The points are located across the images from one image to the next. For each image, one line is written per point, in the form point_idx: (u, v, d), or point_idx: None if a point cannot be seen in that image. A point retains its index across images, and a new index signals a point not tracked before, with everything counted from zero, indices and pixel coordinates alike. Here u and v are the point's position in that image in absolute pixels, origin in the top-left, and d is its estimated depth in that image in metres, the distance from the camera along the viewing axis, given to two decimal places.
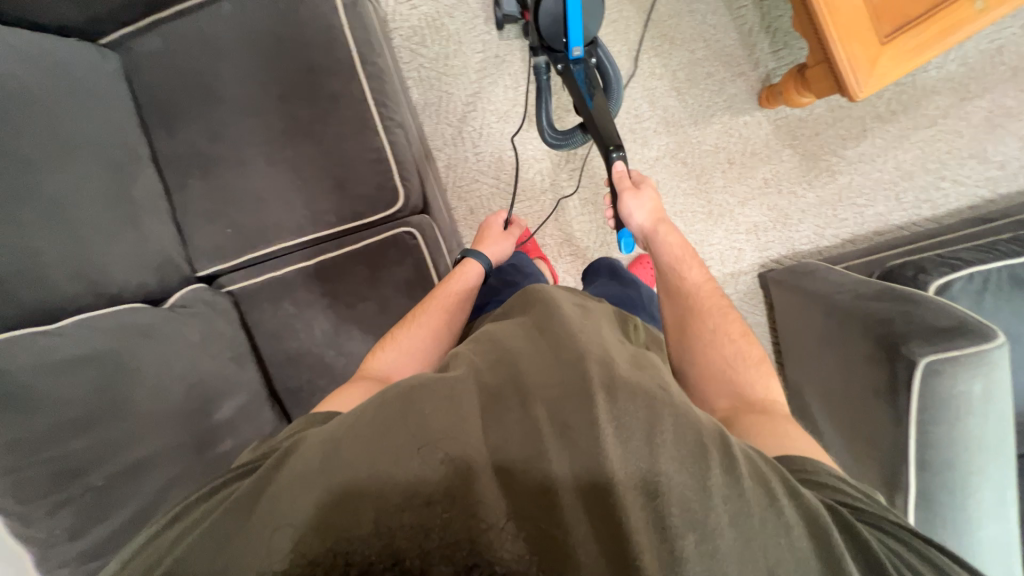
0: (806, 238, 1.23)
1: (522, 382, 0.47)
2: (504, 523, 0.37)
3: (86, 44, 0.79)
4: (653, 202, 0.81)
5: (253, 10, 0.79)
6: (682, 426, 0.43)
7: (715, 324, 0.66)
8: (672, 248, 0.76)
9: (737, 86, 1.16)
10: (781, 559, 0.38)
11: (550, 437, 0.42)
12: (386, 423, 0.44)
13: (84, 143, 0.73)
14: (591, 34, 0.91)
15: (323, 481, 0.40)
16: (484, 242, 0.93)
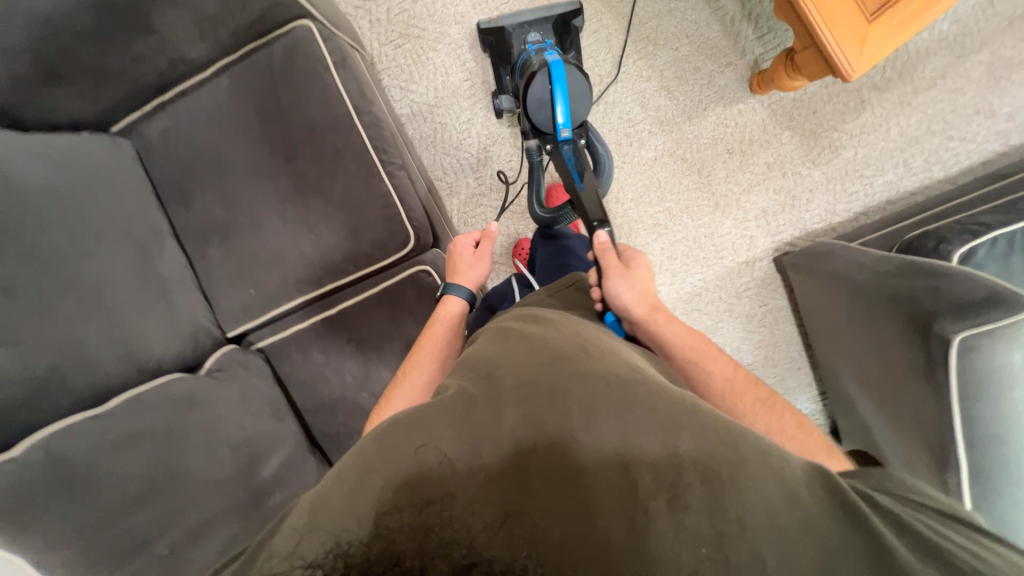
0: (817, 217, 1.22)
1: (499, 382, 0.50)
2: (487, 507, 0.37)
3: (97, 135, 0.81)
4: (642, 279, 0.77)
5: (250, 79, 0.81)
6: (648, 401, 0.46)
7: (767, 424, 0.64)
8: (687, 342, 0.72)
9: (727, 77, 1.16)
10: (754, 510, 0.38)
11: (526, 426, 0.44)
12: (379, 440, 0.46)
13: (109, 229, 0.76)
14: (580, 118, 0.94)
15: (325, 502, 0.41)
16: (458, 273, 0.90)
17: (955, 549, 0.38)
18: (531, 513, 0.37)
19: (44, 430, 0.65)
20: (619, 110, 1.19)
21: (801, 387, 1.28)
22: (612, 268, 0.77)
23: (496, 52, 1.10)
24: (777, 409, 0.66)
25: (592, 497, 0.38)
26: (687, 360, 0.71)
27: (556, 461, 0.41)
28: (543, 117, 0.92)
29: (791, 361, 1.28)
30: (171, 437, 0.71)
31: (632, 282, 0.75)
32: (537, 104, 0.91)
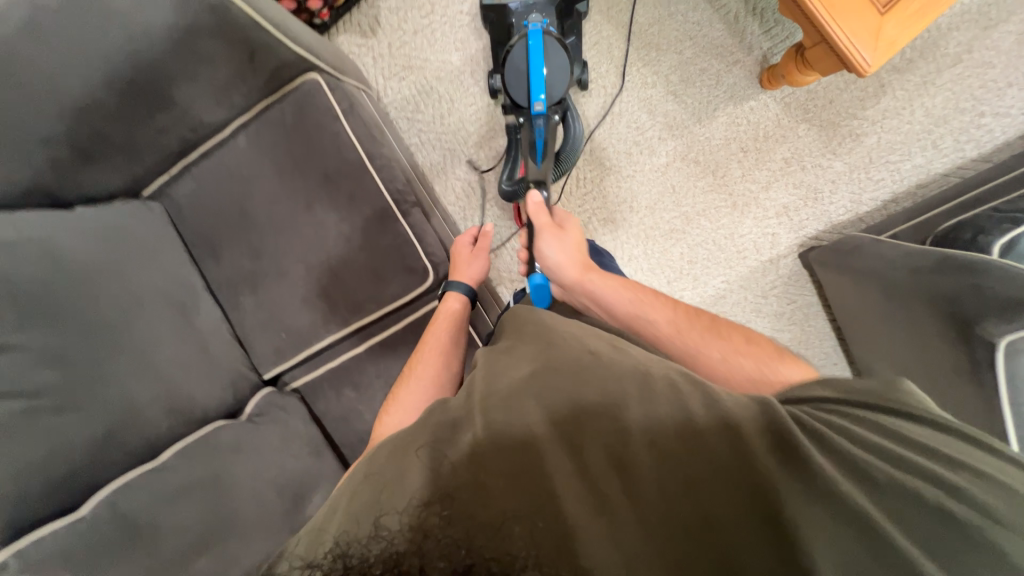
0: (843, 209, 1.18)
1: (473, 387, 0.54)
2: (471, 500, 0.41)
3: (132, 201, 0.86)
4: (568, 238, 0.89)
5: (267, 135, 0.85)
6: (602, 383, 0.50)
7: (720, 351, 0.66)
8: (621, 288, 0.78)
9: (735, 75, 1.13)
10: (708, 484, 0.42)
11: (499, 415, 0.47)
12: (374, 454, 0.49)
13: (149, 291, 0.81)
14: (558, 95, 0.95)
15: (332, 507, 0.44)
16: (459, 269, 0.93)
17: (907, 480, 0.41)
18: (519, 511, 0.41)
19: (107, 488, 0.69)
20: (626, 120, 1.18)
21: None
22: (544, 227, 0.90)
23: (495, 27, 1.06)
24: (724, 333, 0.68)
25: (551, 482, 0.42)
26: (624, 304, 0.76)
27: (526, 448, 0.44)
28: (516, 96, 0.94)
29: (827, 358, 1.25)
30: (221, 484, 0.75)
31: (560, 239, 0.88)
32: (512, 83, 0.92)
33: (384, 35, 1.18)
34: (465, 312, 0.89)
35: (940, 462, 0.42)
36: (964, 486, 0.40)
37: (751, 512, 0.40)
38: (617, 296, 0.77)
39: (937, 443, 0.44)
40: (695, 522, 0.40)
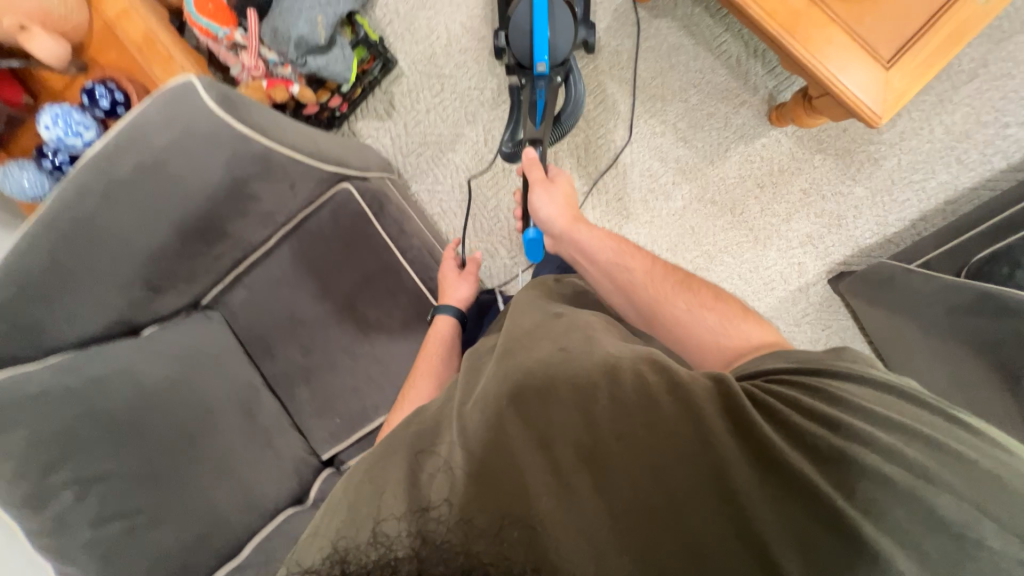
0: (868, 232, 1.17)
1: (454, 401, 0.59)
2: (465, 503, 0.47)
3: (195, 314, 0.94)
4: (563, 192, 0.88)
5: (308, 243, 0.92)
6: (575, 383, 0.53)
7: (687, 303, 0.70)
8: (610, 243, 0.80)
9: (743, 115, 1.14)
10: (669, 473, 0.47)
11: (483, 423, 0.52)
12: (363, 467, 0.55)
13: (217, 398, 0.88)
14: (561, 56, 0.94)
15: (337, 509, 0.51)
16: (449, 293, 0.94)
17: (863, 454, 0.46)
18: (512, 511, 0.46)
19: None
20: (637, 168, 1.20)
21: None
22: (538, 182, 0.87)
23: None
24: (695, 287, 0.72)
25: (526, 483, 0.47)
26: (608, 259, 0.78)
27: (513, 455, 0.49)
28: (522, 49, 0.93)
29: None
30: None
31: (554, 194, 0.86)
32: (519, 36, 0.92)
33: (400, 116, 1.22)
34: (454, 334, 0.89)
35: (896, 433, 0.47)
36: (913, 452, 0.45)
37: (714, 493, 0.46)
38: (605, 250, 0.79)
39: (879, 406, 0.49)
40: (659, 507, 0.46)
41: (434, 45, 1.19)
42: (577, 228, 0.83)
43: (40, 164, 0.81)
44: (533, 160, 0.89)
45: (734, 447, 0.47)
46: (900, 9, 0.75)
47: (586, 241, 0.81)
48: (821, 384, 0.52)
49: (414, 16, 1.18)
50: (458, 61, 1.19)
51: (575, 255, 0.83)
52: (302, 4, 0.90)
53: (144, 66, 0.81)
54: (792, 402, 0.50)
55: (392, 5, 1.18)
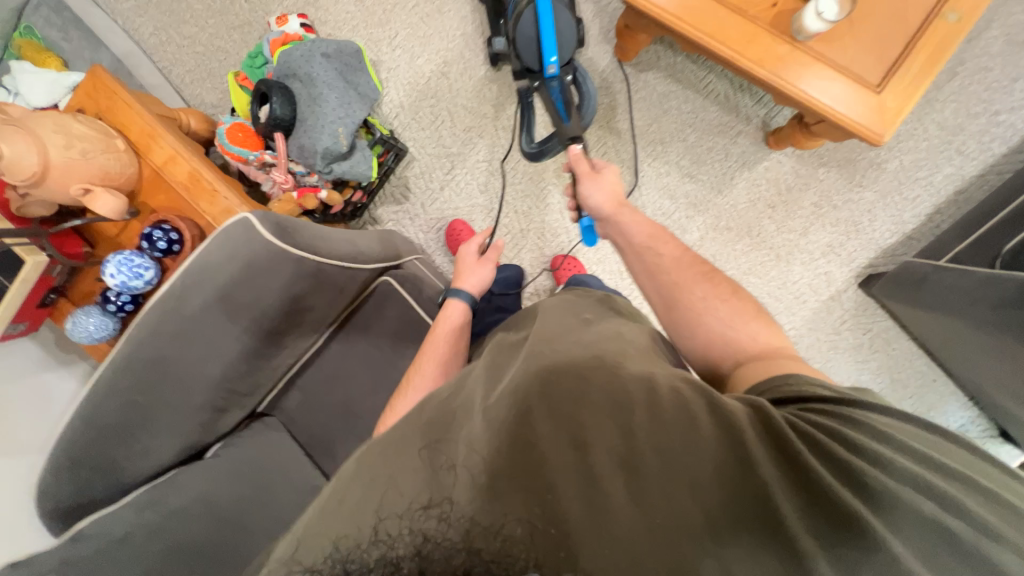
0: (887, 233, 1.19)
1: (471, 398, 0.57)
2: (473, 506, 0.44)
3: (255, 426, 0.95)
4: (612, 181, 0.81)
5: (357, 338, 0.96)
6: (612, 391, 0.51)
7: (704, 293, 0.68)
8: (650, 232, 0.75)
9: (742, 144, 1.19)
10: (699, 471, 0.45)
11: (507, 421, 0.49)
12: (364, 461, 0.52)
13: (288, 509, 0.87)
14: (569, 58, 0.89)
15: (337, 506, 0.49)
16: (462, 276, 0.98)
17: (905, 486, 0.44)
18: (524, 513, 0.43)
19: None
20: (651, 209, 1.24)
21: (946, 398, 1.23)
22: (583, 177, 0.81)
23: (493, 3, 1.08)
24: (716, 281, 0.69)
25: (549, 481, 0.45)
26: (641, 243, 0.74)
27: (532, 459, 0.46)
28: (529, 51, 0.87)
29: (922, 377, 1.23)
30: None
31: (603, 185, 0.80)
32: (524, 40, 0.87)
33: (416, 198, 1.28)
34: (464, 320, 0.90)
35: (943, 475, 0.45)
36: (963, 494, 0.43)
37: (749, 498, 0.44)
38: (638, 235, 0.75)
39: (925, 446, 0.48)
40: (686, 497, 0.44)
41: (441, 128, 1.25)
42: (625, 212, 0.78)
43: (105, 308, 0.86)
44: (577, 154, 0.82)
45: (773, 471, 0.45)
46: (884, 36, 0.80)
47: (624, 224, 0.77)
48: (863, 418, 0.50)
49: (419, 105, 1.25)
50: (465, 138, 1.25)
51: (616, 239, 0.78)
52: (324, 120, 0.98)
53: (192, 202, 0.88)
54: (830, 432, 0.48)
55: (396, 98, 1.25)
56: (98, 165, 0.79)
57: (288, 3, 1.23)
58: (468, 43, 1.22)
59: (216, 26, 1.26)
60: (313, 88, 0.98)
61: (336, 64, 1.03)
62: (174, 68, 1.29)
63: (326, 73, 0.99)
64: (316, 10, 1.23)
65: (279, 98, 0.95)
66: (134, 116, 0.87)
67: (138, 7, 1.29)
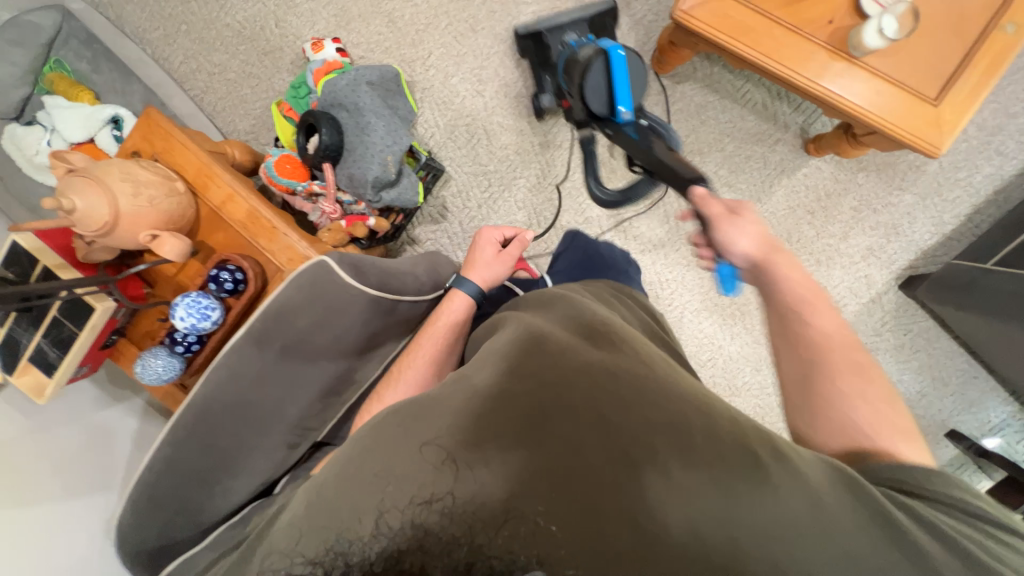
0: (927, 234, 1.20)
1: (484, 389, 0.53)
2: (480, 504, 0.43)
3: None
4: (761, 224, 0.68)
5: None
6: (638, 398, 0.50)
7: (847, 387, 0.60)
8: (800, 289, 0.65)
9: (780, 152, 1.19)
10: (720, 478, 0.45)
11: (530, 426, 0.48)
12: (366, 450, 0.51)
13: None
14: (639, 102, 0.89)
15: (336, 496, 0.47)
16: (475, 267, 0.88)
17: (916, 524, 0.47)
18: (532, 512, 0.42)
19: None
20: None
21: (987, 395, 1.24)
22: (719, 221, 0.67)
23: (535, 53, 1.13)
24: (869, 378, 0.61)
25: (570, 483, 0.44)
26: (791, 306, 0.64)
27: (541, 456, 0.45)
28: (600, 100, 0.86)
29: (963, 374, 1.24)
30: None
31: (750, 229, 0.67)
32: (594, 85, 0.85)
33: (455, 216, 1.27)
34: (464, 314, 0.83)
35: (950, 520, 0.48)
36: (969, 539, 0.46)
37: (765, 507, 0.44)
38: (791, 297, 0.65)
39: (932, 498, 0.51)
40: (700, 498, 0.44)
41: (478, 146, 1.25)
42: (776, 266, 0.66)
43: (172, 349, 0.86)
44: (708, 198, 0.70)
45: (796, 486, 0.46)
46: (936, 55, 0.80)
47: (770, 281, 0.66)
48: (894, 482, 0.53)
49: (454, 125, 1.25)
50: (501, 156, 1.25)
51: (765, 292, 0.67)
52: (372, 149, 0.98)
53: (251, 240, 0.88)
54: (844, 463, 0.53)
55: (431, 119, 1.25)
56: (164, 212, 0.79)
57: (320, 26, 1.23)
58: (503, 61, 1.22)
59: (246, 52, 1.26)
60: (361, 119, 0.98)
61: (380, 92, 1.03)
62: (205, 95, 1.29)
63: (373, 103, 0.99)
64: (348, 32, 1.22)
65: (328, 127, 0.95)
66: (190, 156, 0.87)
67: (168, 36, 1.29)
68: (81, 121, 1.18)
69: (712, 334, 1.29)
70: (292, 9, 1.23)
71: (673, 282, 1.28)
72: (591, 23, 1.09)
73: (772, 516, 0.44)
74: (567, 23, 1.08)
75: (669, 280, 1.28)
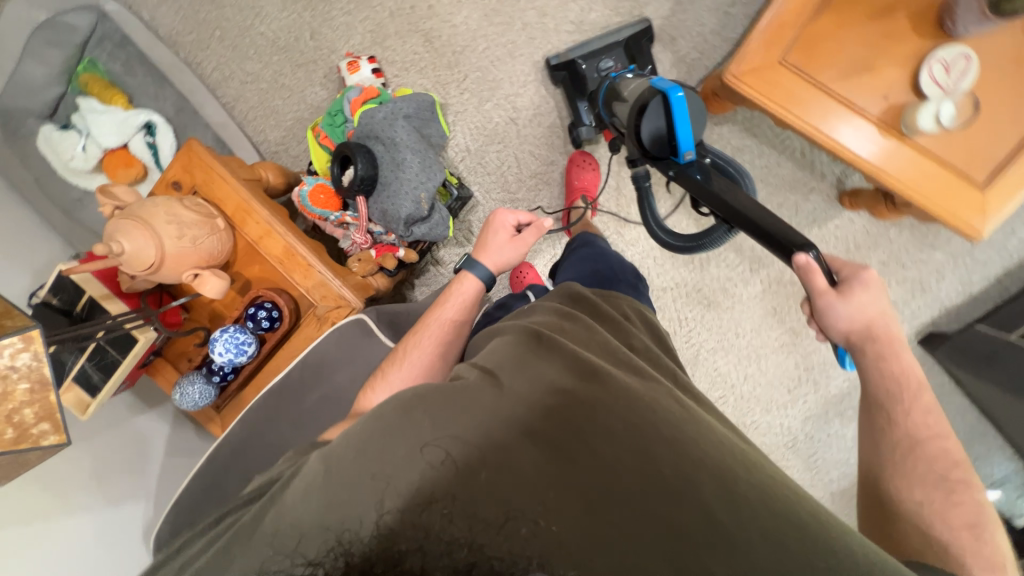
0: (954, 292, 1.19)
1: (494, 398, 0.54)
2: (479, 505, 0.46)
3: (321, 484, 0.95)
4: (875, 300, 0.66)
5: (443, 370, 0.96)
6: (636, 420, 0.53)
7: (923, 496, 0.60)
8: (896, 377, 0.65)
9: (814, 201, 1.18)
10: (707, 496, 0.49)
11: (533, 436, 0.51)
12: (378, 436, 0.52)
13: None
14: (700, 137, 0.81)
15: (330, 491, 0.49)
16: (487, 249, 0.87)
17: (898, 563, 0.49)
18: (523, 514, 0.46)
19: None
20: (715, 261, 1.27)
21: (995, 453, 1.24)
22: (822, 296, 0.66)
23: (572, 83, 1.13)
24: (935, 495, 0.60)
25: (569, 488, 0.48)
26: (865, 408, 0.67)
27: (546, 466, 0.49)
28: (660, 141, 0.79)
29: (973, 433, 1.24)
30: None
31: (852, 307, 0.66)
32: (653, 125, 0.78)
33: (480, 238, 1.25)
34: (474, 300, 0.85)
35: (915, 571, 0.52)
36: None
37: (746, 525, 0.48)
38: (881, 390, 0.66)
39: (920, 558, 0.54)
40: (683, 513, 0.48)
41: (507, 173, 1.23)
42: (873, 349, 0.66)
43: (208, 376, 0.90)
44: (814, 268, 0.65)
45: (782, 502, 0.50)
46: (996, 133, 0.77)
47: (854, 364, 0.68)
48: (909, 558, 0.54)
49: (486, 150, 1.22)
50: (530, 185, 1.23)
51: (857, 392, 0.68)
52: (406, 186, 0.97)
53: (287, 274, 0.90)
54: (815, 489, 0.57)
55: (462, 143, 1.23)
56: (205, 250, 0.81)
57: (355, 41, 1.20)
58: (540, 90, 1.19)
59: (279, 63, 1.25)
60: (396, 153, 0.97)
61: (415, 125, 1.01)
62: (237, 104, 1.30)
63: (409, 137, 0.98)
64: (382, 49, 1.20)
65: (363, 160, 0.94)
66: (230, 191, 0.88)
67: (202, 41, 1.29)
68: (115, 125, 1.19)
69: (732, 371, 1.30)
70: (327, 22, 1.21)
71: (704, 317, 1.29)
72: (624, 48, 1.10)
73: (751, 532, 0.48)
74: (601, 47, 1.10)
75: (700, 314, 1.29)
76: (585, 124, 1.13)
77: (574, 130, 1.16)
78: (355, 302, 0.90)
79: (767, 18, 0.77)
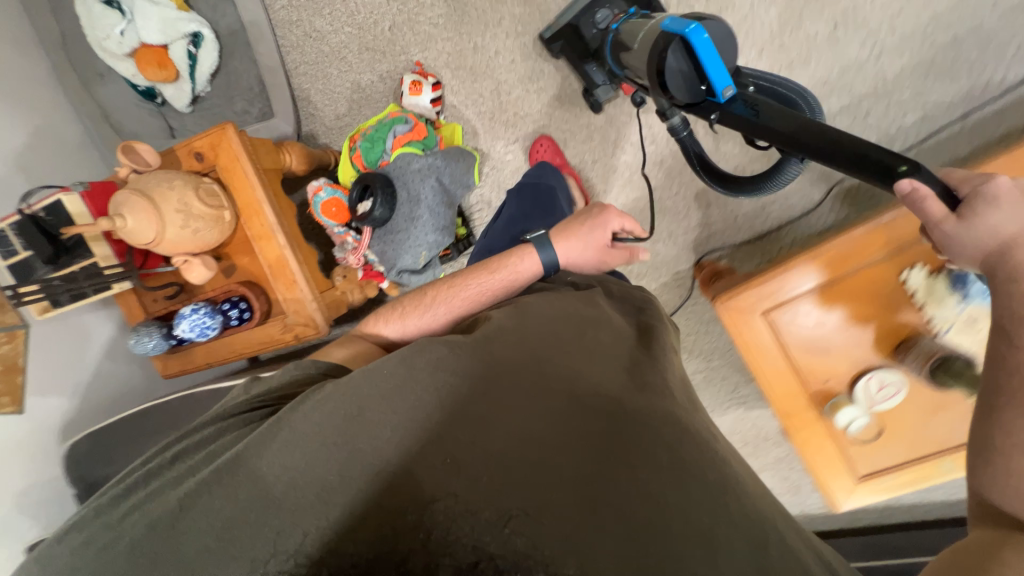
0: (817, 506, 1.32)
1: (520, 386, 0.52)
2: (490, 505, 0.44)
3: None
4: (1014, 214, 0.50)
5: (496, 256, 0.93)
6: (676, 453, 0.48)
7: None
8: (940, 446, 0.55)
9: (751, 388, 1.28)
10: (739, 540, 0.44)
11: (566, 446, 0.48)
12: (418, 402, 0.51)
13: None
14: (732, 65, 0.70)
15: (344, 448, 0.49)
16: (568, 239, 0.76)
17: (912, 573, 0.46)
18: (527, 515, 0.43)
19: None
20: None
21: None
22: (938, 225, 0.53)
23: (574, 51, 1.07)
24: None
25: (600, 501, 0.44)
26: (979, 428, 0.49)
27: (569, 479, 0.46)
28: (686, 86, 0.69)
29: None
30: None
31: (981, 230, 0.51)
32: (671, 64, 0.68)
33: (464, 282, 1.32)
34: (523, 279, 0.75)
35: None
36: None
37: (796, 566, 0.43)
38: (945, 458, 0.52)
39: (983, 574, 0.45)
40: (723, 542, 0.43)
41: None
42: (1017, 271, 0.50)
43: (166, 335, 0.96)
44: (922, 194, 0.53)
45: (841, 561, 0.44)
46: (929, 428, 0.87)
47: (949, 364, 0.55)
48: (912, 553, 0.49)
49: None
50: None
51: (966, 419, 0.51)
52: (412, 240, 1.01)
53: (271, 279, 0.95)
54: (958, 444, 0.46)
55: (485, 197, 1.24)
56: (202, 241, 0.85)
57: (429, 54, 1.18)
58: None
59: (349, 37, 1.22)
60: (415, 208, 1.00)
61: (445, 184, 1.03)
62: (293, 53, 1.26)
63: (432, 197, 1.01)
64: (450, 76, 1.19)
65: (381, 202, 0.98)
66: (246, 184, 0.90)
67: None
68: (161, 23, 1.14)
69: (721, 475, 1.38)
70: (410, 23, 1.18)
71: None
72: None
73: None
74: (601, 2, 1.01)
75: None
76: (598, 85, 1.08)
77: (586, 95, 1.11)
78: (322, 328, 0.96)
79: (774, 274, 0.85)
